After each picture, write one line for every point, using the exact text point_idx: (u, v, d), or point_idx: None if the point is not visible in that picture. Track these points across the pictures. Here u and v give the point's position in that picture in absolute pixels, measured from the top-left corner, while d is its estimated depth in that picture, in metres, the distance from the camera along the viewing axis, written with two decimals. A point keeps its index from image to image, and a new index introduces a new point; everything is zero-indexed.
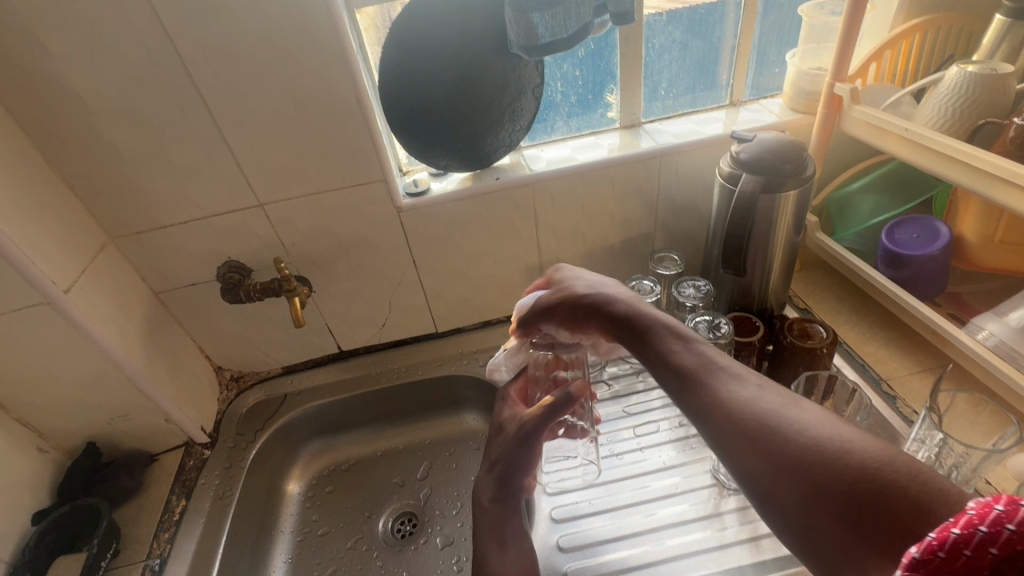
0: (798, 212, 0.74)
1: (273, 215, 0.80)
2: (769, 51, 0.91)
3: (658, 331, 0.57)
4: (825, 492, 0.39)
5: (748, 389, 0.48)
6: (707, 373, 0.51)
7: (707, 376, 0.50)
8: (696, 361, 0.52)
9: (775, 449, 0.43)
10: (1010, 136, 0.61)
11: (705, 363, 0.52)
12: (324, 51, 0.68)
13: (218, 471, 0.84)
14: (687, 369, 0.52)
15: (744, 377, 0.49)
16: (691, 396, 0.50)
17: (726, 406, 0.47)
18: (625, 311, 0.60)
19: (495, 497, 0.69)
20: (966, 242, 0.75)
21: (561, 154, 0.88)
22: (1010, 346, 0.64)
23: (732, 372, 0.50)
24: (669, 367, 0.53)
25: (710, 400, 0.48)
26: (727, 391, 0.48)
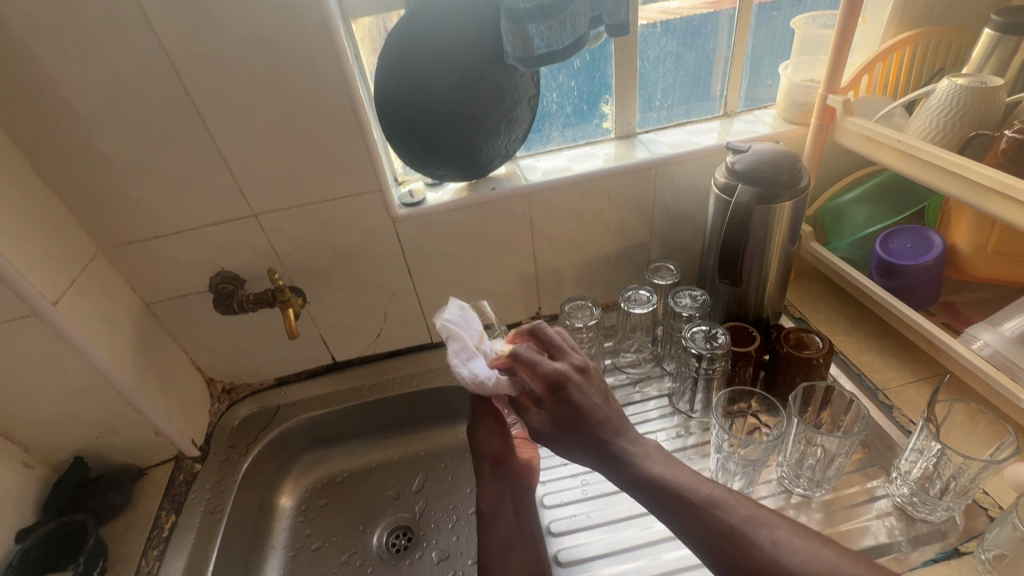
0: (793, 222, 0.74)
1: (267, 225, 0.79)
2: (762, 62, 0.92)
3: (649, 461, 0.54)
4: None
5: (752, 524, 0.48)
6: (702, 501, 0.50)
7: (706, 507, 0.50)
8: (686, 491, 0.51)
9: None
10: (1001, 147, 0.61)
11: (698, 493, 0.51)
12: (319, 60, 0.67)
13: (208, 486, 0.83)
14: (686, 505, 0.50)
15: (733, 505, 0.50)
16: (700, 547, 0.49)
17: (732, 538, 0.48)
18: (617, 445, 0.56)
19: (493, 500, 0.74)
20: (958, 252, 0.76)
21: (557, 164, 0.88)
22: (1004, 356, 0.64)
23: (729, 501, 0.50)
24: (657, 502, 0.52)
25: (711, 535, 0.48)
26: (726, 518, 0.49)
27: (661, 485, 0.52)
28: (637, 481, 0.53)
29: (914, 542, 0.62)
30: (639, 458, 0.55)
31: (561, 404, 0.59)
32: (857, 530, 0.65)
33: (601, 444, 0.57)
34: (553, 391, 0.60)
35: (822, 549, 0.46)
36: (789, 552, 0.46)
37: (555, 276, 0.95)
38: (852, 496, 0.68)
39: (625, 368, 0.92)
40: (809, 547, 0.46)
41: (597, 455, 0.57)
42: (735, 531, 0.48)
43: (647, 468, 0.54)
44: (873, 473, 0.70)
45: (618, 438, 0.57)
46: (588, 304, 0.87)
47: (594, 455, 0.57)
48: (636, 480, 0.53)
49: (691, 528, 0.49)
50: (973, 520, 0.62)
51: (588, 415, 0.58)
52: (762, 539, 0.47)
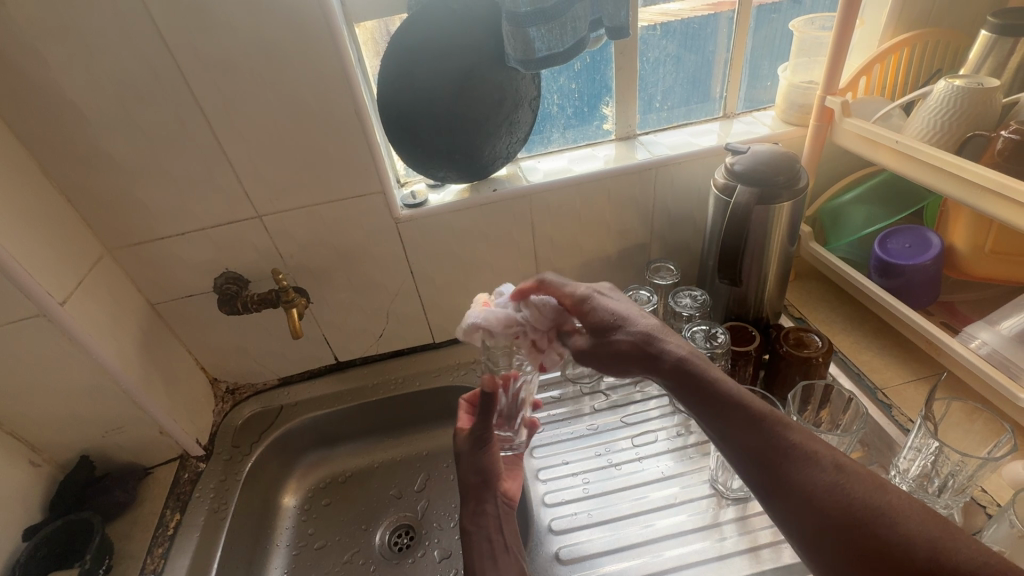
0: (792, 222, 0.74)
1: (270, 226, 0.80)
2: (761, 64, 0.93)
3: (714, 372, 0.52)
4: (859, 543, 0.43)
5: (814, 449, 0.47)
6: (767, 418, 0.49)
7: (768, 421, 0.49)
8: (753, 406, 0.49)
9: (827, 513, 0.44)
10: (998, 148, 0.62)
11: (763, 411, 0.49)
12: (323, 63, 0.68)
13: (212, 485, 0.83)
14: (745, 419, 0.49)
15: (794, 428, 0.49)
16: (764, 466, 0.47)
17: (789, 454, 0.47)
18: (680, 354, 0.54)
19: (473, 516, 0.71)
20: (956, 253, 0.76)
21: (558, 165, 0.89)
22: (1002, 355, 0.65)
23: (790, 422, 0.49)
24: (717, 412, 0.50)
25: (772, 450, 0.47)
26: (788, 437, 0.48)
27: (726, 396, 0.50)
28: (689, 387, 0.52)
29: None
30: (699, 365, 0.53)
31: (600, 321, 0.59)
32: None
33: (651, 351, 0.55)
34: (593, 307, 0.61)
35: (881, 491, 0.45)
36: (851, 479, 0.45)
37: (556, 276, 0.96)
38: None
39: None
40: (871, 476, 0.46)
41: (645, 364, 0.55)
42: (796, 452, 0.47)
43: (715, 379, 0.51)
44: (872, 472, 0.71)
45: (671, 346, 0.55)
46: None
47: (641, 362, 0.56)
48: (696, 389, 0.52)
49: (747, 441, 0.48)
50: (972, 518, 0.63)
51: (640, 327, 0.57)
52: (825, 461, 0.46)
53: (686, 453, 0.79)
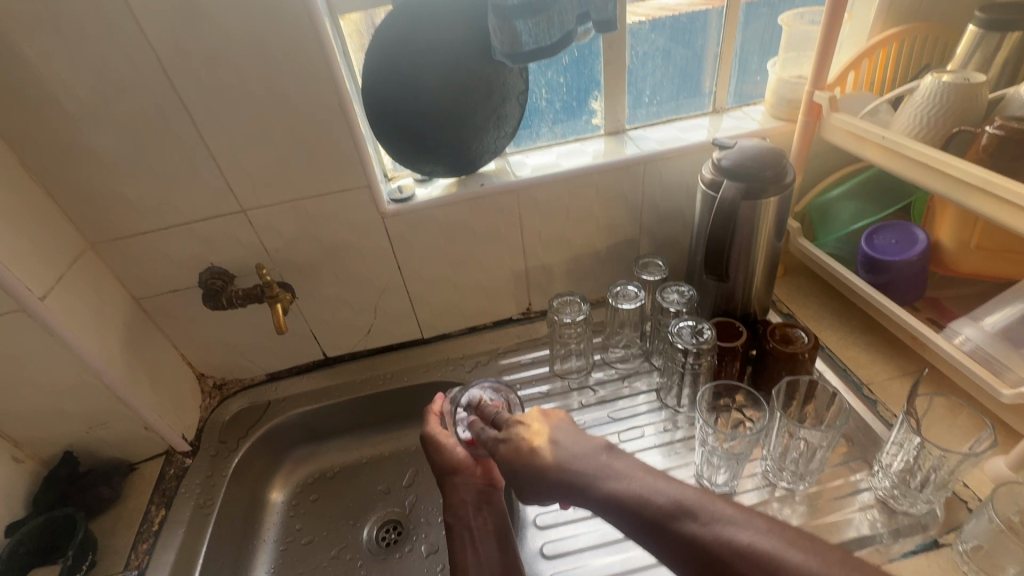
0: (778, 217, 0.74)
1: (255, 221, 0.79)
2: (751, 59, 0.92)
3: (606, 475, 0.56)
4: None
5: (715, 529, 0.47)
6: (668, 516, 0.50)
7: (667, 518, 0.50)
8: (648, 504, 0.51)
9: None
10: (983, 144, 0.61)
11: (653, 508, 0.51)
12: (307, 56, 0.68)
13: (198, 480, 0.83)
14: (644, 517, 0.51)
15: (687, 514, 0.49)
16: (676, 556, 0.49)
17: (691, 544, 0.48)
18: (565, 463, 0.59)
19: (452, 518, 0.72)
20: (943, 249, 0.76)
21: (546, 160, 0.88)
22: (986, 351, 0.65)
23: (694, 507, 0.50)
24: (625, 517, 0.53)
25: (686, 552, 0.48)
26: (688, 528, 0.48)
27: (630, 501, 0.52)
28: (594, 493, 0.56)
29: (894, 534, 0.63)
30: (592, 473, 0.57)
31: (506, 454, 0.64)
32: (839, 522, 0.65)
33: (555, 469, 0.59)
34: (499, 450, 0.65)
35: (788, 554, 0.44)
36: (746, 557, 0.45)
37: (544, 271, 0.96)
38: (834, 489, 0.69)
39: (613, 363, 0.93)
40: (766, 552, 0.45)
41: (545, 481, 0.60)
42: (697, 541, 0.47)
43: (615, 487, 0.55)
44: (856, 467, 0.71)
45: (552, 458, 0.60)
46: (577, 299, 0.88)
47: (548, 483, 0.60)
48: (605, 500, 0.54)
49: (658, 543, 0.50)
50: (954, 513, 0.63)
51: (539, 457, 0.61)
52: (721, 544, 0.46)
53: (673, 449, 0.79)
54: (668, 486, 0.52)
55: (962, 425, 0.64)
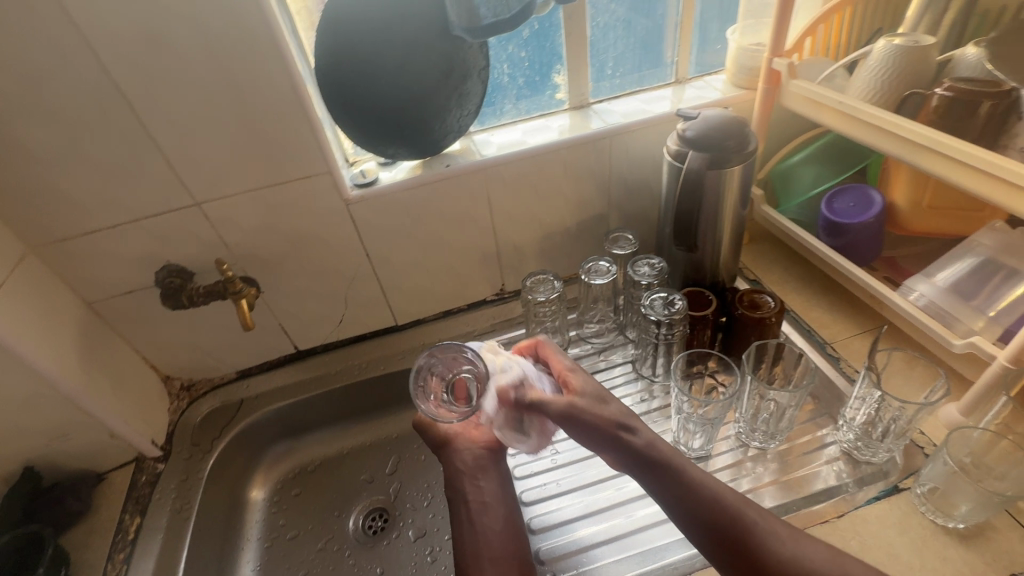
0: (743, 184, 0.76)
1: (211, 214, 0.76)
2: (710, 28, 0.91)
3: (676, 460, 0.53)
4: None
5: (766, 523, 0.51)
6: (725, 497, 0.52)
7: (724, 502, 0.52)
8: (709, 483, 0.53)
9: None
10: (933, 105, 0.62)
11: (671, 462, 0.53)
12: (254, 34, 0.64)
13: (173, 484, 0.81)
14: (705, 500, 0.51)
15: (730, 491, 0.53)
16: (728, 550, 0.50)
17: (713, 502, 0.51)
18: (642, 436, 0.55)
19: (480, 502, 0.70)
20: (897, 210, 0.78)
21: (511, 138, 0.86)
22: (938, 305, 0.67)
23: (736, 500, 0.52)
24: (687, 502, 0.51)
25: (723, 522, 0.51)
26: (725, 498, 0.52)
27: (688, 481, 0.52)
28: (654, 473, 0.53)
29: (859, 483, 0.66)
30: (663, 453, 0.54)
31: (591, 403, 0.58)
32: (808, 476, 0.69)
33: (627, 426, 0.56)
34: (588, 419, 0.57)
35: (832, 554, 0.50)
36: (799, 546, 0.50)
37: (516, 252, 0.95)
38: (802, 446, 0.72)
39: (589, 339, 0.93)
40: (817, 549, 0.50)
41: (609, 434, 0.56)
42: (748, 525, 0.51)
43: (680, 464, 0.53)
44: (822, 423, 0.74)
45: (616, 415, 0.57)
46: (550, 277, 0.87)
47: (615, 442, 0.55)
48: (668, 482, 0.52)
49: (701, 506, 0.51)
50: (911, 458, 0.66)
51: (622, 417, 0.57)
52: (779, 534, 0.51)
53: (650, 418, 0.81)
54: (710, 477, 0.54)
55: (917, 376, 0.69)
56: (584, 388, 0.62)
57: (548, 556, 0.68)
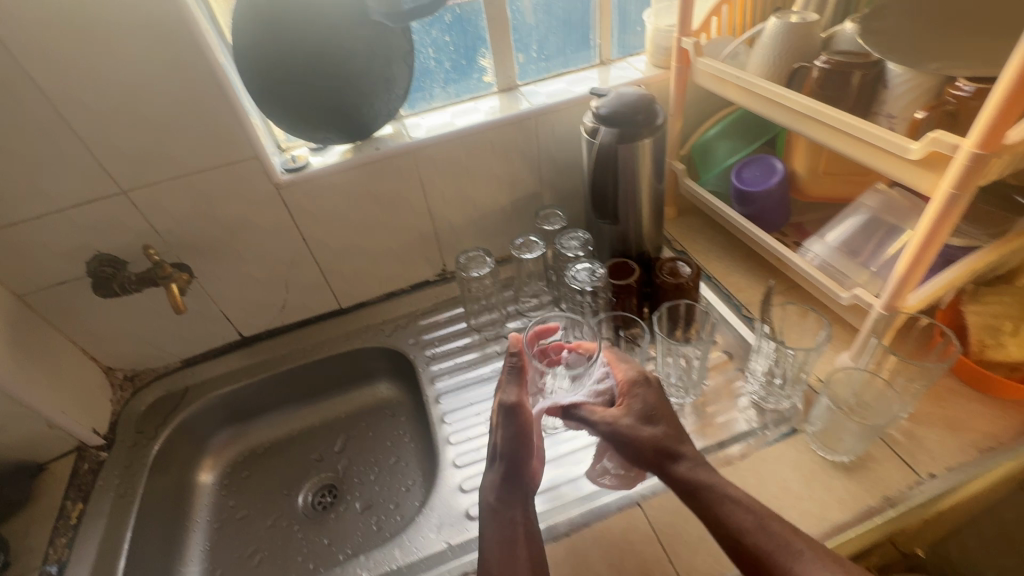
0: (656, 157, 0.80)
1: (139, 202, 0.77)
2: (629, 11, 0.96)
3: (721, 484, 0.56)
4: None
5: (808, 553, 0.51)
6: (767, 521, 0.53)
7: (761, 524, 0.53)
8: (755, 509, 0.54)
9: None
10: (815, 76, 0.67)
11: (711, 486, 0.56)
12: (165, 19, 0.65)
13: (118, 471, 0.82)
14: (744, 524, 0.53)
15: (777, 520, 0.54)
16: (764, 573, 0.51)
17: (740, 538, 0.53)
18: (687, 460, 0.59)
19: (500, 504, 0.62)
20: (798, 177, 0.84)
21: (440, 121, 0.89)
22: (830, 264, 0.74)
23: (778, 525, 0.53)
24: (729, 526, 0.54)
25: (761, 545, 0.52)
26: (769, 525, 0.53)
27: (733, 502, 0.55)
28: (696, 499, 0.56)
29: (763, 428, 0.72)
30: (709, 479, 0.57)
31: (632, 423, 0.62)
32: (720, 425, 0.74)
33: (667, 450, 0.60)
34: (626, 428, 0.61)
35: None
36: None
37: (453, 232, 0.98)
38: (715, 399, 0.78)
39: (527, 313, 0.98)
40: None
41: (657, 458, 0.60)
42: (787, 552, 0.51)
43: (726, 487, 0.56)
44: (735, 378, 0.80)
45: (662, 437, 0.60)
46: (482, 254, 0.91)
47: (659, 462, 0.59)
48: (711, 505, 0.55)
49: (740, 529, 0.53)
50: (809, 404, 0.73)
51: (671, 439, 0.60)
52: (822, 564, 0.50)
53: None
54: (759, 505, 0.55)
55: (809, 324, 0.75)
56: (631, 405, 0.63)
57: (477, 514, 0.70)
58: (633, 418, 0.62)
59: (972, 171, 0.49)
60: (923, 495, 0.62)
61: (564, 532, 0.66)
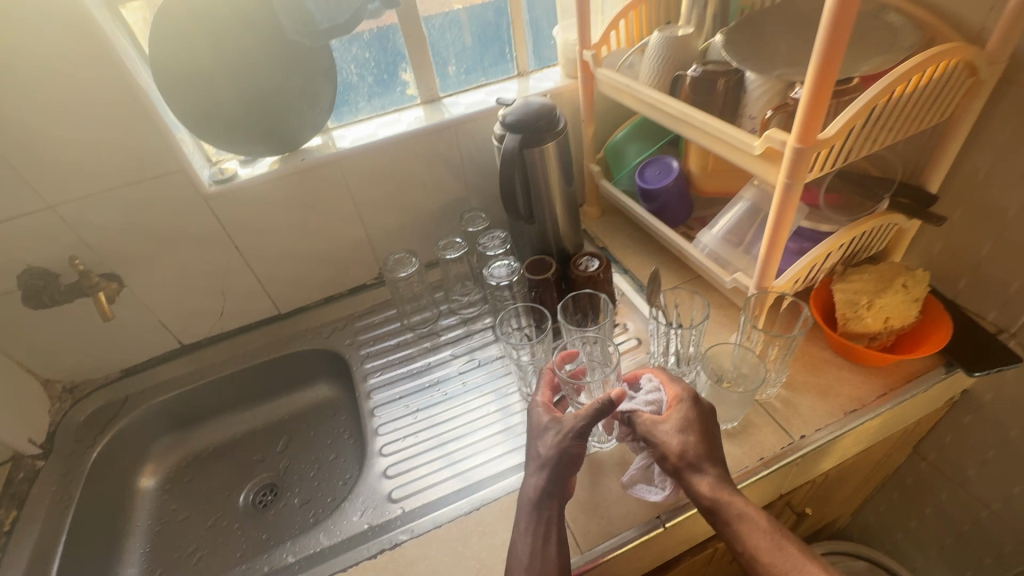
0: (562, 160, 0.87)
1: (67, 216, 0.80)
2: (542, 26, 1.04)
3: (739, 503, 0.57)
4: None
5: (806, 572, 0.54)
6: (779, 542, 0.56)
7: (775, 546, 0.56)
8: (771, 533, 0.56)
9: None
10: (687, 85, 0.75)
11: (730, 506, 0.57)
12: (80, 43, 0.69)
13: (54, 478, 0.85)
14: (758, 544, 0.56)
15: (783, 538, 0.56)
16: None
17: (753, 555, 0.56)
18: (712, 479, 0.59)
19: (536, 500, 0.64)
20: (693, 175, 0.92)
21: (364, 132, 0.94)
22: (718, 253, 0.81)
23: (787, 544, 0.56)
24: (746, 545, 0.56)
25: (769, 565, 0.55)
26: (780, 545, 0.56)
27: (747, 524, 0.56)
28: (714, 516, 0.58)
29: None
30: (731, 501, 0.57)
31: (670, 431, 0.61)
32: None
33: (695, 463, 0.60)
34: (677, 448, 0.61)
35: None
36: None
37: (386, 236, 1.03)
38: None
39: (459, 311, 1.03)
40: None
41: (689, 472, 0.60)
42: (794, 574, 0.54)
43: (741, 507, 0.57)
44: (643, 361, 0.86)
45: (694, 454, 0.60)
46: (409, 256, 0.98)
47: (685, 477, 0.60)
48: (731, 526, 0.57)
49: (755, 548, 0.56)
50: None
51: (699, 453, 0.60)
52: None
53: (504, 370, 0.90)
54: (767, 525, 0.57)
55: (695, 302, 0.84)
56: (678, 418, 0.62)
57: (397, 497, 0.75)
58: (674, 429, 0.61)
59: (797, 164, 0.57)
60: (793, 453, 0.69)
61: (474, 507, 0.72)
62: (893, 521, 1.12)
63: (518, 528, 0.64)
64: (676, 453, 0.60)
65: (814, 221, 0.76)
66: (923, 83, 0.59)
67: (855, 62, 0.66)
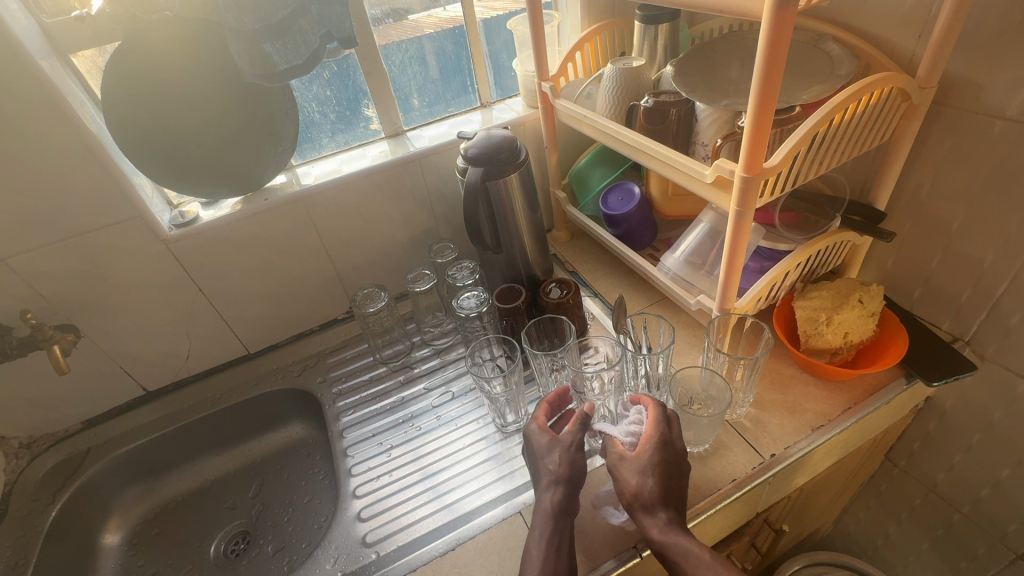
0: (525, 190, 0.88)
1: (19, 268, 0.78)
2: (501, 59, 1.07)
3: (684, 546, 0.57)
4: None
5: None
6: None
7: None
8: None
9: None
10: (642, 116, 0.77)
11: (676, 547, 0.57)
12: (27, 94, 0.68)
13: (9, 542, 0.80)
14: None
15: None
16: None
17: None
18: (663, 520, 0.59)
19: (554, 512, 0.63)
20: (655, 198, 0.94)
21: (328, 168, 0.95)
22: (682, 277, 0.83)
23: None
24: None
25: None
26: None
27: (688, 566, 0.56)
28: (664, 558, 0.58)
29: None
30: (679, 543, 0.57)
31: (634, 466, 0.61)
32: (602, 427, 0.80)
33: (648, 504, 0.60)
34: (632, 488, 0.61)
35: None
36: None
37: (356, 270, 1.03)
38: None
39: (432, 342, 1.02)
40: None
41: (644, 512, 0.60)
42: None
43: (688, 547, 0.57)
44: None
45: (650, 495, 0.60)
46: (378, 291, 0.97)
47: (638, 517, 0.61)
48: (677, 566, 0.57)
49: None
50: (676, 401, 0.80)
51: (654, 494, 0.60)
52: None
53: (478, 401, 0.90)
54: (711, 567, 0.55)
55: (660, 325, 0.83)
56: (642, 457, 0.62)
57: (371, 540, 0.74)
58: (636, 468, 0.61)
59: (747, 192, 0.59)
60: (764, 473, 0.70)
61: (450, 547, 0.70)
62: (872, 528, 1.13)
63: (532, 540, 0.62)
64: (633, 492, 0.61)
65: (772, 241, 0.78)
66: (859, 110, 0.62)
67: (796, 90, 0.69)
